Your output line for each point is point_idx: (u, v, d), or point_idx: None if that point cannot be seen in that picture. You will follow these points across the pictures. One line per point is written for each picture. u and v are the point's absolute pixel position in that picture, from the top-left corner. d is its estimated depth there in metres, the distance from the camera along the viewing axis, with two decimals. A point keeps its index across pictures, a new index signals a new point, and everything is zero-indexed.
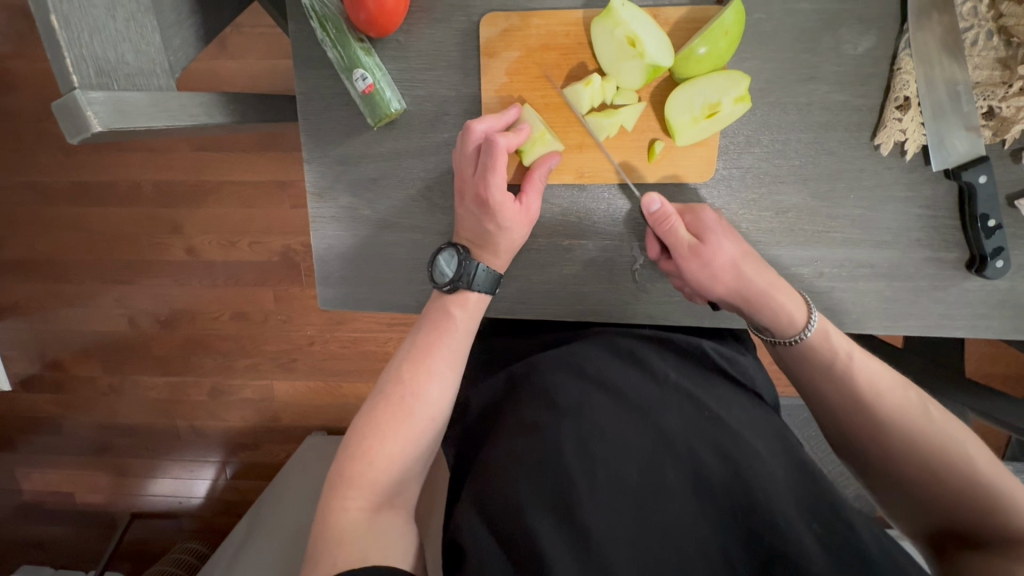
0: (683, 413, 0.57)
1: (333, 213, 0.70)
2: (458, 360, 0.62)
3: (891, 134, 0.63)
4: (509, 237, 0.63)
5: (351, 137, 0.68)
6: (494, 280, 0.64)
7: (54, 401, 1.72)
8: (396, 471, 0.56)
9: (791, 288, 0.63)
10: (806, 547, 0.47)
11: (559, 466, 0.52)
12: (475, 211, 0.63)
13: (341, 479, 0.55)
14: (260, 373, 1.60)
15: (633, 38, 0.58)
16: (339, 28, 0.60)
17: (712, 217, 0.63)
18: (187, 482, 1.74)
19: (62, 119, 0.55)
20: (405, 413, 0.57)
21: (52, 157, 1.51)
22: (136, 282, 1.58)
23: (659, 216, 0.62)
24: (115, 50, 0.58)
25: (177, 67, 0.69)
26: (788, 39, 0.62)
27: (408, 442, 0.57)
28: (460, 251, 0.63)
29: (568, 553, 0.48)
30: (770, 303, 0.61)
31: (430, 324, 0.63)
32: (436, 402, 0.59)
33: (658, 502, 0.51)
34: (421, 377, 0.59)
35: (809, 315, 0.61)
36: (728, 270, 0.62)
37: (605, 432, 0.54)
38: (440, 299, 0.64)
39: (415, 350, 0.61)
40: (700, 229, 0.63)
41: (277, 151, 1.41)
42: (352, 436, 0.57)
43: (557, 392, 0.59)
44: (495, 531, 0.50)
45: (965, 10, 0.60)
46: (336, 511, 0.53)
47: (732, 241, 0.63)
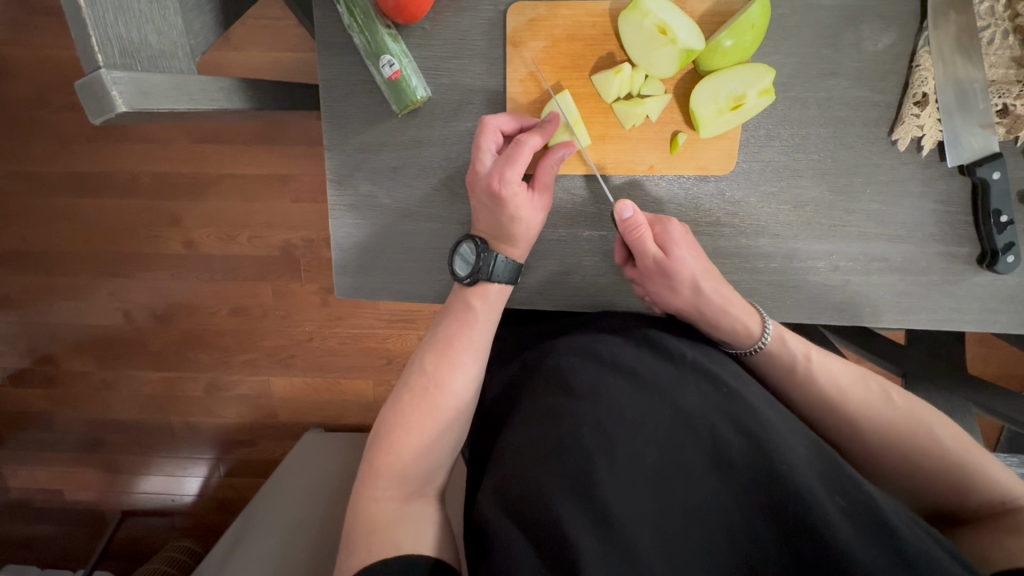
0: (701, 391, 0.57)
1: (352, 202, 0.70)
2: (480, 351, 0.62)
3: (909, 130, 0.64)
4: (527, 228, 0.63)
5: (373, 125, 0.67)
6: (514, 270, 0.64)
7: (45, 395, 1.69)
8: (424, 462, 0.56)
9: (746, 302, 0.66)
10: (830, 517, 0.47)
11: (579, 448, 0.52)
12: (488, 204, 0.62)
13: (370, 471, 0.55)
14: (258, 369, 1.58)
15: (663, 26, 0.58)
16: (366, 13, 0.61)
17: (678, 229, 0.66)
18: (179, 479, 1.71)
19: (84, 98, 0.54)
20: (430, 404, 0.57)
21: (48, 146, 1.49)
22: (133, 275, 1.56)
23: (630, 223, 0.64)
24: (138, 31, 0.58)
25: (196, 52, 0.68)
26: (810, 35, 0.63)
27: (435, 433, 0.57)
28: (478, 243, 0.63)
29: (594, 532, 0.47)
30: (725, 318, 0.64)
31: (452, 317, 0.63)
32: (461, 394, 0.59)
33: (680, 479, 0.51)
34: (444, 368, 0.59)
35: (764, 325, 0.65)
36: (687, 285, 0.65)
37: (622, 413, 0.55)
38: (460, 292, 0.64)
39: (437, 342, 0.62)
40: (666, 241, 0.65)
41: (280, 145, 1.40)
42: (380, 429, 0.57)
43: (573, 378, 0.59)
44: (517, 514, 0.50)
45: (983, 10, 0.61)
46: (366, 502, 0.53)
47: (696, 256, 0.65)
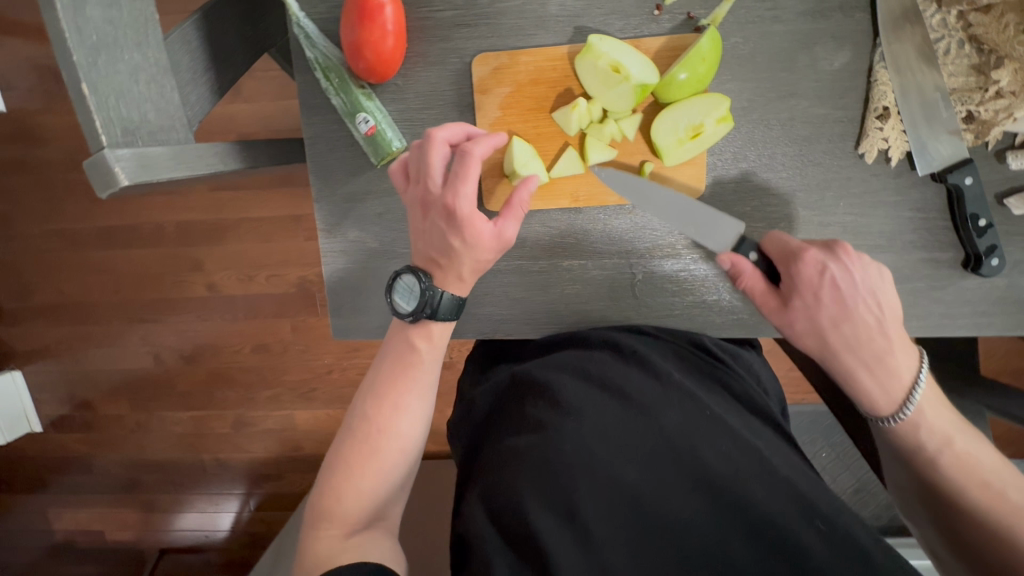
0: (684, 410, 0.59)
1: (344, 247, 0.74)
2: (427, 389, 0.60)
3: (874, 143, 0.65)
4: (474, 251, 0.57)
5: (357, 175, 0.72)
6: (460, 307, 0.60)
7: (83, 439, 1.78)
8: (369, 501, 0.55)
9: (898, 368, 0.57)
10: (806, 546, 0.49)
11: (563, 464, 0.53)
12: (441, 225, 0.57)
13: (317, 514, 0.55)
14: (281, 404, 1.64)
15: (617, 65, 0.61)
16: (341, 76, 0.66)
17: (813, 266, 0.59)
18: (212, 516, 1.77)
19: (93, 176, 0.60)
20: (373, 448, 0.56)
21: (79, 205, 1.60)
22: (161, 321, 1.64)
23: (734, 271, 0.64)
24: (138, 110, 0.64)
25: (196, 120, 0.74)
26: (765, 60, 0.65)
27: (379, 473, 0.56)
28: (422, 277, 0.59)
29: (571, 548, 0.49)
30: (854, 383, 0.59)
31: (396, 358, 0.61)
32: (406, 435, 0.58)
33: (660, 500, 0.53)
34: (388, 413, 0.58)
35: (907, 400, 0.56)
36: (812, 335, 0.60)
37: (606, 431, 0.56)
38: (403, 332, 0.61)
39: (380, 383, 0.60)
40: (793, 286, 0.60)
41: (291, 187, 1.47)
42: (327, 469, 0.57)
43: (561, 393, 0.60)
44: (500, 529, 0.51)
45: (936, 21, 0.61)
46: (313, 541, 0.54)
47: (833, 297, 0.58)
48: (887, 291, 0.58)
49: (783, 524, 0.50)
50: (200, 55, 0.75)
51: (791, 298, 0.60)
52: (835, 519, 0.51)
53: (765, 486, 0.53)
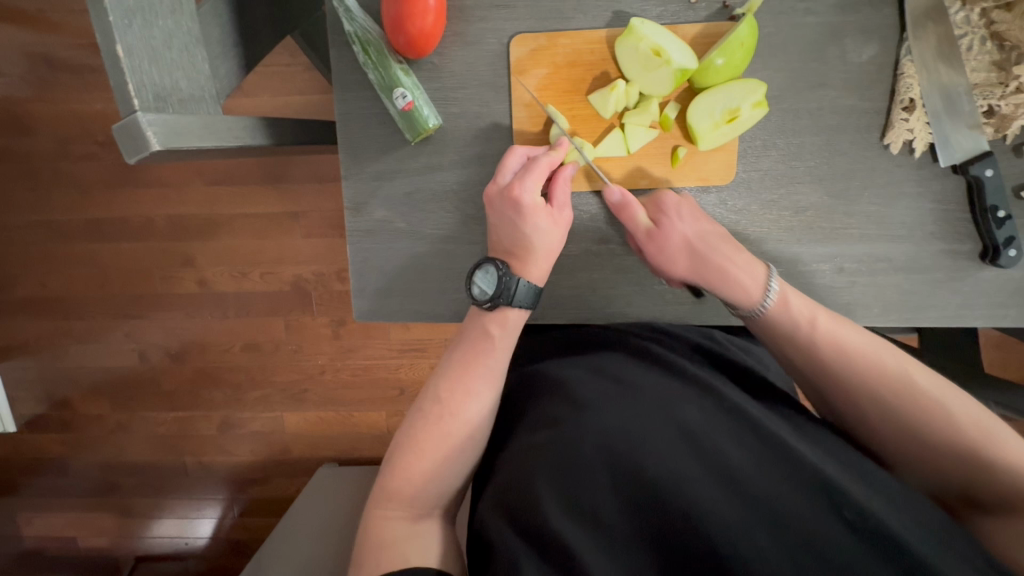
0: (703, 406, 0.59)
1: (369, 228, 0.73)
2: (497, 380, 0.60)
3: (900, 134, 0.67)
4: (547, 234, 0.64)
5: (388, 153, 0.71)
6: (534, 294, 0.63)
7: (60, 440, 1.70)
8: (434, 486, 0.54)
9: (753, 263, 0.66)
10: (832, 538, 0.48)
11: (579, 458, 0.54)
12: (508, 213, 0.63)
13: (381, 492, 0.54)
14: (271, 405, 1.59)
15: (657, 49, 0.62)
16: (380, 50, 0.65)
17: (670, 200, 0.68)
18: (193, 522, 1.70)
19: (121, 140, 0.58)
20: (445, 431, 0.56)
21: (68, 196, 1.55)
22: (149, 317, 1.59)
23: (620, 205, 0.68)
24: (170, 77, 0.62)
25: (222, 95, 0.73)
26: (796, 50, 0.67)
27: (446, 458, 0.55)
28: (500, 266, 0.62)
29: (591, 546, 0.49)
30: (726, 278, 0.66)
31: (469, 342, 0.62)
32: (476, 422, 0.57)
33: (682, 489, 0.52)
34: (458, 397, 0.58)
35: (765, 287, 0.64)
36: (681, 247, 0.67)
37: (623, 427, 0.56)
38: (479, 317, 0.63)
39: (453, 367, 0.60)
40: (656, 213, 0.68)
41: (289, 184, 1.45)
42: (393, 450, 0.57)
43: (576, 390, 0.62)
44: (517, 526, 0.51)
45: (959, 19, 0.64)
46: (375, 521, 0.53)
47: (691, 218, 0.68)
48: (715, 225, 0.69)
49: (806, 516, 0.50)
50: (228, 29, 0.74)
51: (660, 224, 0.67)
52: (868, 508, 0.50)
53: (786, 478, 0.53)
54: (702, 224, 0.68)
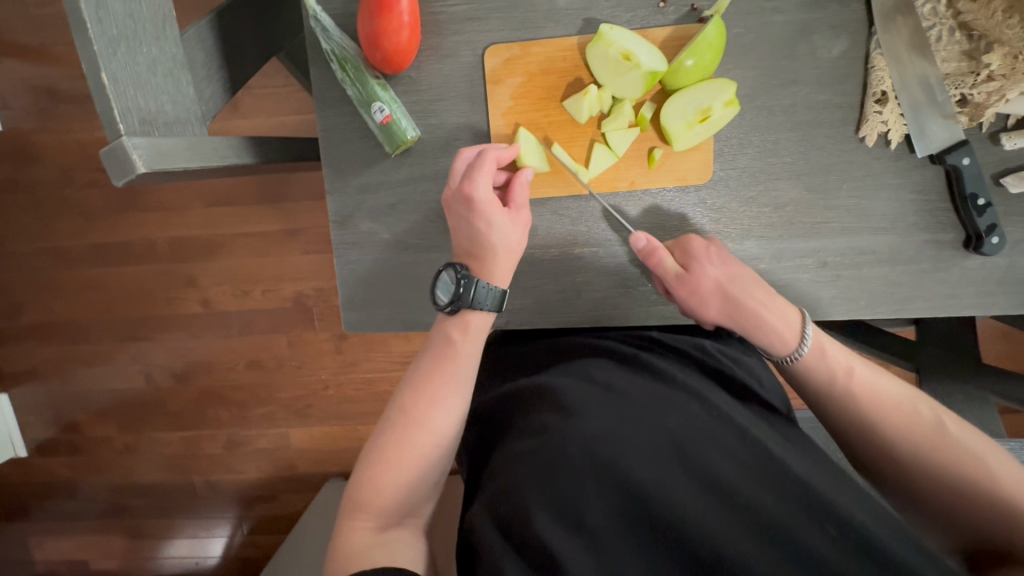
0: (689, 414, 0.59)
1: (355, 240, 0.74)
2: (463, 386, 0.61)
3: (874, 127, 0.67)
4: (502, 234, 0.64)
5: (370, 166, 0.72)
6: (496, 296, 0.63)
7: (69, 463, 1.72)
8: (402, 497, 0.55)
9: (789, 310, 0.66)
10: (820, 550, 0.48)
11: (566, 465, 0.53)
12: (463, 213, 0.64)
13: (351, 504, 0.55)
14: (276, 422, 1.60)
15: (627, 53, 0.63)
16: (357, 67, 0.67)
17: (698, 243, 0.67)
18: (202, 542, 1.71)
19: (108, 164, 0.60)
20: (410, 441, 0.56)
21: (72, 222, 1.58)
22: (153, 338, 1.61)
23: (647, 251, 0.68)
24: (155, 101, 0.64)
25: (208, 116, 0.75)
26: (766, 49, 0.67)
27: (412, 468, 0.55)
28: (458, 269, 0.63)
29: (580, 555, 0.48)
30: (763, 326, 0.65)
31: (434, 351, 0.62)
32: (442, 430, 0.57)
33: (669, 497, 0.51)
34: (425, 405, 0.58)
35: (802, 334, 0.64)
36: (716, 294, 0.67)
37: (611, 433, 0.56)
38: (441, 324, 0.64)
39: (418, 377, 0.61)
40: (686, 257, 0.67)
41: (286, 202, 1.47)
42: (360, 463, 0.57)
43: (564, 397, 0.62)
44: (506, 532, 0.51)
45: (926, 11, 0.64)
46: (344, 533, 0.53)
47: (720, 261, 0.67)
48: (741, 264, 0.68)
49: (794, 528, 0.49)
50: (213, 53, 0.76)
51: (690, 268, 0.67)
52: (852, 519, 0.50)
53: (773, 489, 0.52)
54: (734, 268, 0.67)
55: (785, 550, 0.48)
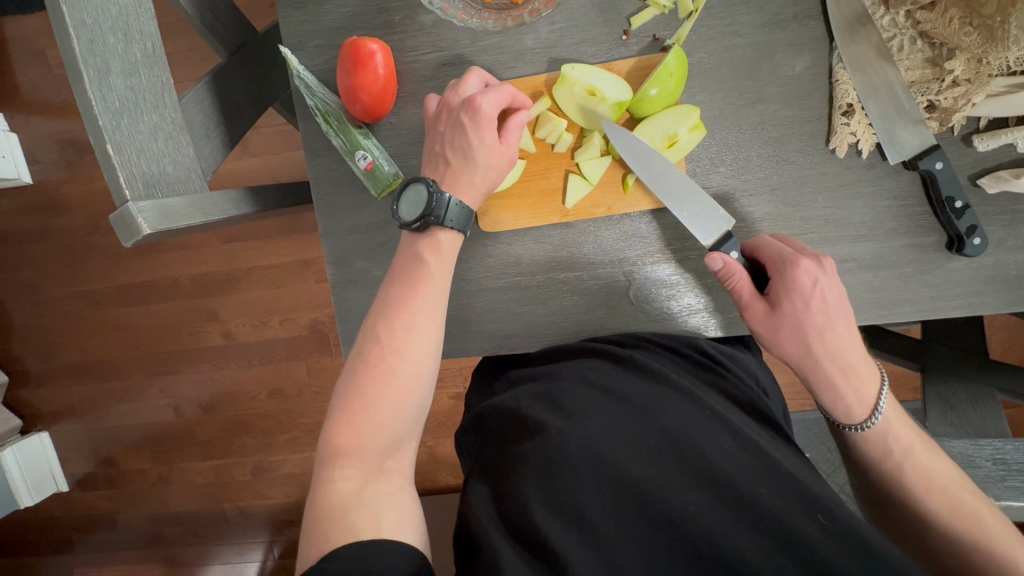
0: (685, 412, 0.62)
1: (350, 278, 0.78)
2: (436, 313, 0.63)
3: (843, 138, 0.68)
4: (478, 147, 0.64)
5: (360, 208, 0.76)
6: (465, 215, 0.65)
7: (108, 496, 1.80)
8: (384, 436, 0.57)
9: (868, 378, 0.64)
10: (811, 537, 0.51)
11: (566, 462, 0.56)
12: (444, 130, 0.66)
13: (332, 452, 0.56)
14: (300, 447, 1.65)
15: (592, 88, 0.67)
16: (339, 118, 0.71)
17: (808, 274, 0.63)
18: (235, 567, 1.76)
19: (118, 227, 0.65)
20: (387, 372, 0.58)
21: (100, 266, 1.67)
22: (180, 372, 1.69)
23: (722, 272, 0.66)
24: (157, 164, 0.69)
25: (209, 172, 0.80)
26: (730, 71, 0.69)
27: (392, 401, 0.58)
28: (427, 183, 0.65)
29: (580, 547, 0.51)
30: (832, 386, 0.65)
31: (406, 280, 0.64)
32: (420, 359, 0.60)
33: (664, 494, 0.54)
34: (399, 335, 0.60)
35: (877, 401, 0.64)
36: (798, 343, 0.65)
37: (608, 435, 0.59)
38: (413, 247, 0.66)
39: (390, 307, 0.62)
40: (784, 291, 0.64)
41: (298, 233, 1.53)
42: (338, 406, 0.58)
43: (562, 399, 0.65)
44: (507, 526, 0.53)
45: (885, 23, 0.66)
46: (328, 483, 0.55)
47: (822, 308, 0.63)
48: (844, 316, 0.64)
49: (788, 519, 0.52)
50: (211, 112, 0.82)
51: (781, 307, 0.65)
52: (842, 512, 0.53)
53: (769, 483, 0.55)
54: (833, 320, 0.64)
55: (777, 542, 0.51)
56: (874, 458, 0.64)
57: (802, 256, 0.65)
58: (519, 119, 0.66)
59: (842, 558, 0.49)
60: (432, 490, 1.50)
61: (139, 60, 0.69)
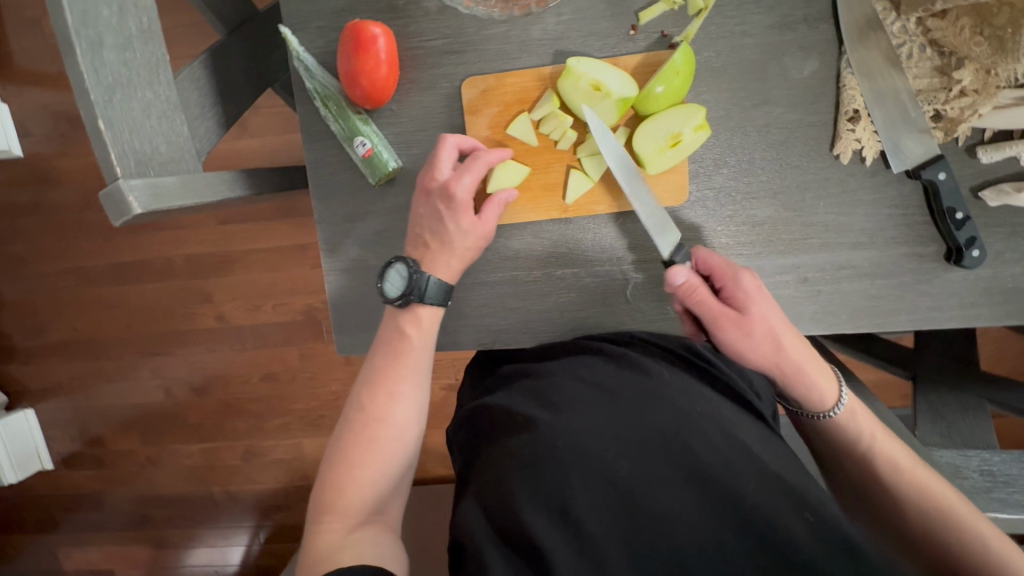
0: (675, 407, 0.61)
1: (345, 266, 0.77)
2: (419, 380, 0.65)
3: (848, 145, 0.68)
4: (460, 233, 0.66)
5: (357, 196, 0.75)
6: (445, 292, 0.66)
7: (94, 476, 1.79)
8: (369, 492, 0.58)
9: (822, 364, 0.67)
10: (796, 536, 0.50)
11: (554, 459, 0.55)
12: (427, 207, 0.67)
13: (319, 507, 0.57)
14: (290, 433, 1.65)
15: (597, 83, 0.65)
16: (339, 103, 0.70)
17: (752, 280, 0.66)
18: (222, 550, 1.75)
19: (108, 206, 0.64)
20: (372, 436, 0.60)
21: (92, 243, 1.65)
22: (171, 353, 1.67)
23: (686, 288, 0.65)
24: (150, 143, 0.68)
25: (204, 152, 0.79)
26: (738, 71, 0.69)
27: (376, 461, 0.59)
28: (410, 263, 0.65)
29: (566, 546, 0.50)
30: (804, 378, 0.65)
31: (389, 347, 0.65)
32: (402, 423, 0.61)
33: (652, 492, 0.54)
34: (382, 402, 0.62)
35: (838, 393, 0.65)
36: (769, 342, 0.64)
37: (597, 430, 0.58)
38: (394, 318, 0.67)
39: (373, 374, 0.64)
40: (743, 296, 0.65)
41: (295, 218, 1.52)
42: (326, 466, 0.60)
43: (552, 395, 0.64)
44: (494, 526, 0.53)
45: (896, 29, 0.65)
46: (316, 535, 0.56)
47: (775, 306, 0.66)
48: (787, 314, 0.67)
49: (774, 517, 0.51)
50: (208, 91, 0.80)
51: (748, 310, 0.65)
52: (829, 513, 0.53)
53: (756, 481, 0.54)
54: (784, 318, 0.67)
55: (760, 540, 0.50)
56: (847, 446, 0.65)
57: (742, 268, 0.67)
58: (501, 197, 0.68)
59: (824, 558, 0.48)
60: (422, 480, 1.50)
61: (134, 34, 0.67)
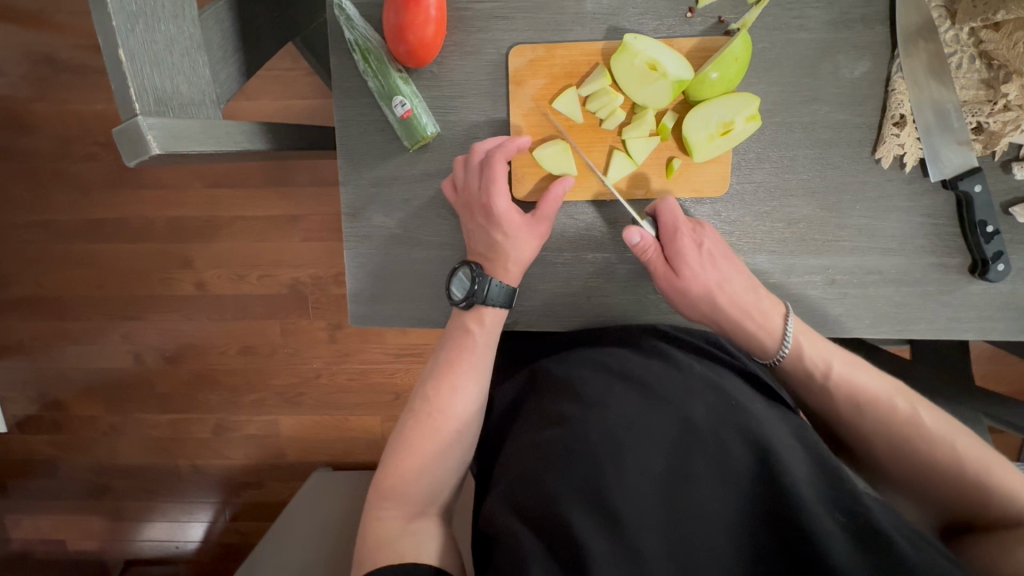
0: (709, 403, 0.59)
1: (366, 233, 0.73)
2: (481, 376, 0.64)
3: (891, 149, 0.68)
4: (516, 243, 0.66)
5: (386, 160, 0.72)
6: (508, 293, 0.66)
7: (51, 441, 1.69)
8: (426, 482, 0.57)
9: (768, 310, 0.67)
10: (833, 531, 0.48)
11: (588, 451, 0.53)
12: (482, 223, 0.67)
13: (378, 493, 0.57)
14: (265, 409, 1.59)
15: (653, 63, 0.64)
16: (380, 59, 0.66)
17: (692, 239, 0.67)
18: (183, 526, 1.69)
19: (121, 143, 0.58)
20: (433, 427, 0.59)
21: (66, 196, 1.55)
22: (146, 317, 1.59)
23: (641, 247, 0.68)
24: (171, 82, 0.63)
25: (222, 99, 0.74)
26: (789, 66, 0.68)
27: (435, 452, 0.59)
28: (473, 268, 0.66)
29: (603, 537, 0.48)
30: (738, 328, 0.67)
31: (454, 342, 0.65)
32: (461, 415, 0.61)
33: (687, 488, 0.52)
34: (445, 394, 0.61)
35: (780, 337, 0.66)
36: (704, 298, 0.67)
37: (631, 424, 0.56)
38: (459, 318, 0.66)
39: (439, 368, 0.64)
40: (679, 256, 0.67)
41: (288, 187, 1.45)
42: (387, 453, 0.60)
43: (583, 388, 0.62)
44: (527, 519, 0.50)
45: (949, 37, 0.65)
46: (374, 520, 0.56)
47: (714, 264, 0.67)
48: (735, 269, 0.67)
49: (812, 509, 0.49)
50: (230, 35, 0.75)
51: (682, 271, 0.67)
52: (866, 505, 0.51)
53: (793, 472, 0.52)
54: (726, 272, 0.67)
55: (796, 534, 0.48)
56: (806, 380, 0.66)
57: (687, 224, 0.68)
58: (560, 189, 0.67)
59: (861, 555, 0.46)
60: None
61: None
